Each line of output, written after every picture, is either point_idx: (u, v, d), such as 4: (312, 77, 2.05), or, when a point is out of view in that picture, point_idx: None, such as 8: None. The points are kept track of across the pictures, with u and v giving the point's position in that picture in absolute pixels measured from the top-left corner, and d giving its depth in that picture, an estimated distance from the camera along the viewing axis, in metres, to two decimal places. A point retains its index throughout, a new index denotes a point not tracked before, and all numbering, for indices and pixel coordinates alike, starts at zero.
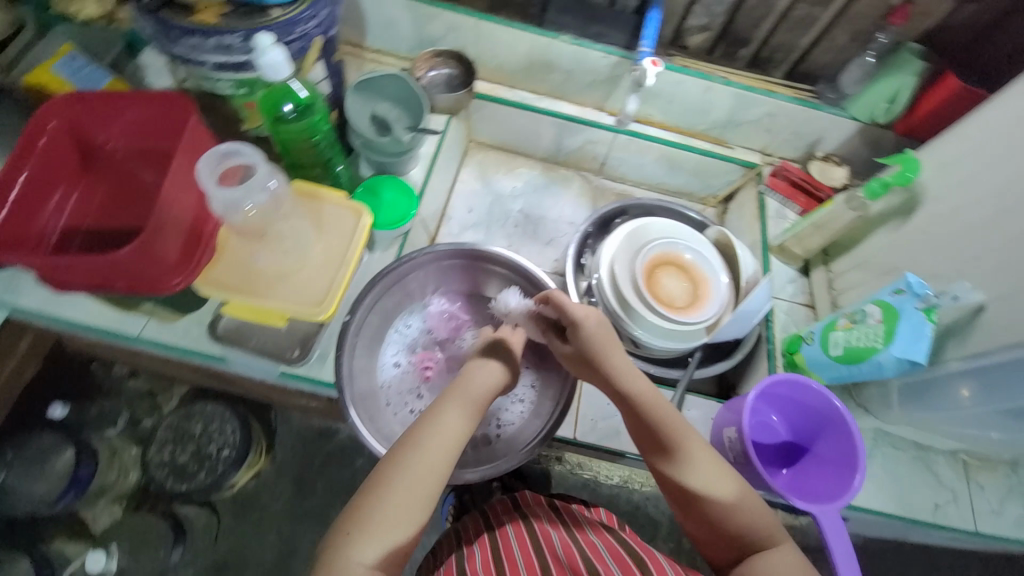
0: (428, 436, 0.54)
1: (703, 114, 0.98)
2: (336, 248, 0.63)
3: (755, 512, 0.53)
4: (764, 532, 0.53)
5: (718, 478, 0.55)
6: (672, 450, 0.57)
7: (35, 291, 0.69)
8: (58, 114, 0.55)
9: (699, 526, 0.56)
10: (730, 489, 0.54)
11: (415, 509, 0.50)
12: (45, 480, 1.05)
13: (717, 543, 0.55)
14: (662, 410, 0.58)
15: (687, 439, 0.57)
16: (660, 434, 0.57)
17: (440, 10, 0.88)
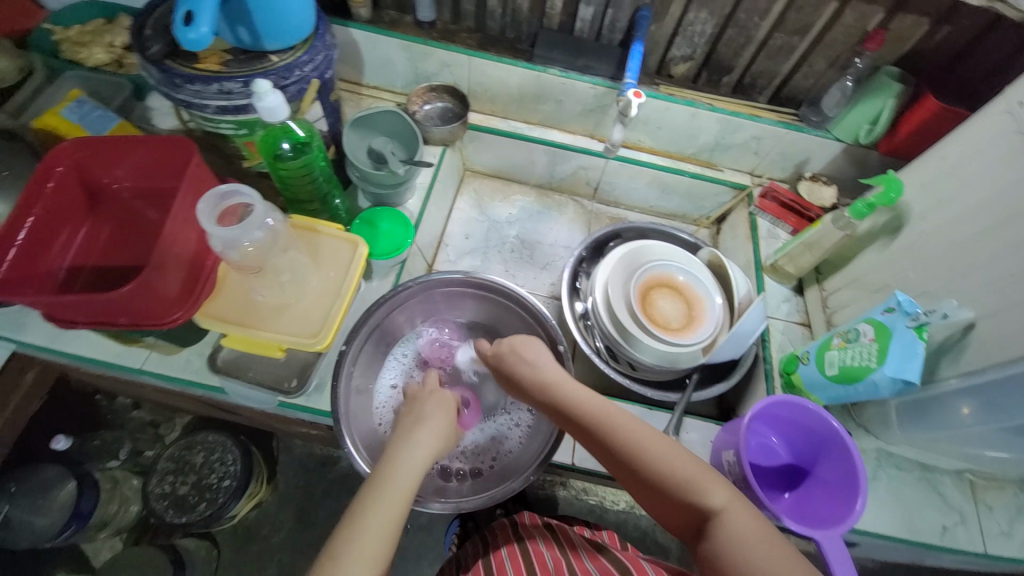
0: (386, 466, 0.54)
1: (691, 139, 1.00)
2: (332, 281, 0.64)
3: (695, 475, 0.51)
4: (712, 492, 0.50)
5: (651, 447, 0.54)
6: (605, 435, 0.57)
7: (40, 327, 0.71)
8: (66, 159, 0.58)
9: (658, 504, 0.53)
10: (664, 454, 0.53)
11: (383, 544, 0.48)
12: (45, 514, 1.04)
13: (677, 517, 0.52)
14: (586, 401, 0.60)
15: (616, 419, 0.57)
16: (590, 424, 0.58)
17: (433, 48, 0.92)
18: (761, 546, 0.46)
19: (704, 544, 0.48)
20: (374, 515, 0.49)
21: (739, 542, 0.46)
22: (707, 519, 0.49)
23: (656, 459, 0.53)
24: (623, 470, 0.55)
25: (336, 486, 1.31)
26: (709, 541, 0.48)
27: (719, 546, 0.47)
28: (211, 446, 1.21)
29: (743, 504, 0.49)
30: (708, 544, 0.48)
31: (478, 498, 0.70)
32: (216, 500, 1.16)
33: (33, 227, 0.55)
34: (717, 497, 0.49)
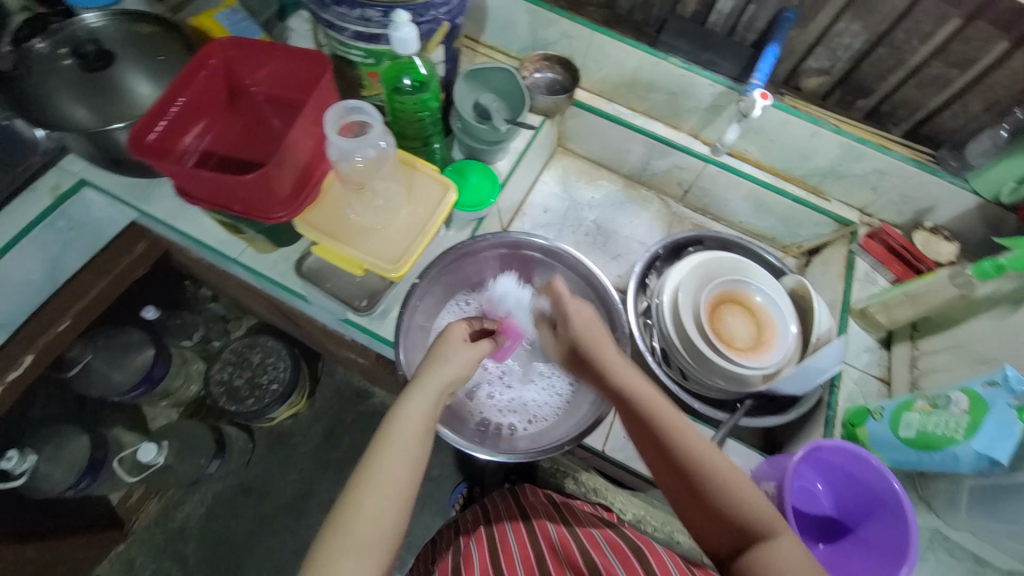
0: (399, 422, 0.57)
1: (804, 160, 0.94)
2: (420, 216, 0.67)
3: (747, 494, 0.52)
4: (764, 515, 0.51)
5: (712, 457, 0.54)
6: (655, 429, 0.56)
7: (162, 203, 0.81)
8: (219, 55, 0.64)
9: (697, 512, 0.54)
10: (723, 467, 0.53)
11: (392, 498, 0.52)
12: (123, 370, 1.17)
13: (713, 530, 0.53)
14: (647, 395, 0.58)
15: (677, 422, 0.56)
16: (648, 418, 0.57)
17: (557, 17, 0.91)
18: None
19: (742, 561, 0.50)
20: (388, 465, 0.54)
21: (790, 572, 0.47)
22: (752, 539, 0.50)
23: (714, 469, 0.53)
24: (671, 471, 0.55)
25: (363, 419, 1.50)
26: (750, 562, 0.49)
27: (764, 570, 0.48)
28: (268, 350, 1.35)
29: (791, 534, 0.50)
30: (750, 565, 0.49)
31: (505, 453, 0.71)
32: (262, 399, 1.30)
33: (181, 108, 0.62)
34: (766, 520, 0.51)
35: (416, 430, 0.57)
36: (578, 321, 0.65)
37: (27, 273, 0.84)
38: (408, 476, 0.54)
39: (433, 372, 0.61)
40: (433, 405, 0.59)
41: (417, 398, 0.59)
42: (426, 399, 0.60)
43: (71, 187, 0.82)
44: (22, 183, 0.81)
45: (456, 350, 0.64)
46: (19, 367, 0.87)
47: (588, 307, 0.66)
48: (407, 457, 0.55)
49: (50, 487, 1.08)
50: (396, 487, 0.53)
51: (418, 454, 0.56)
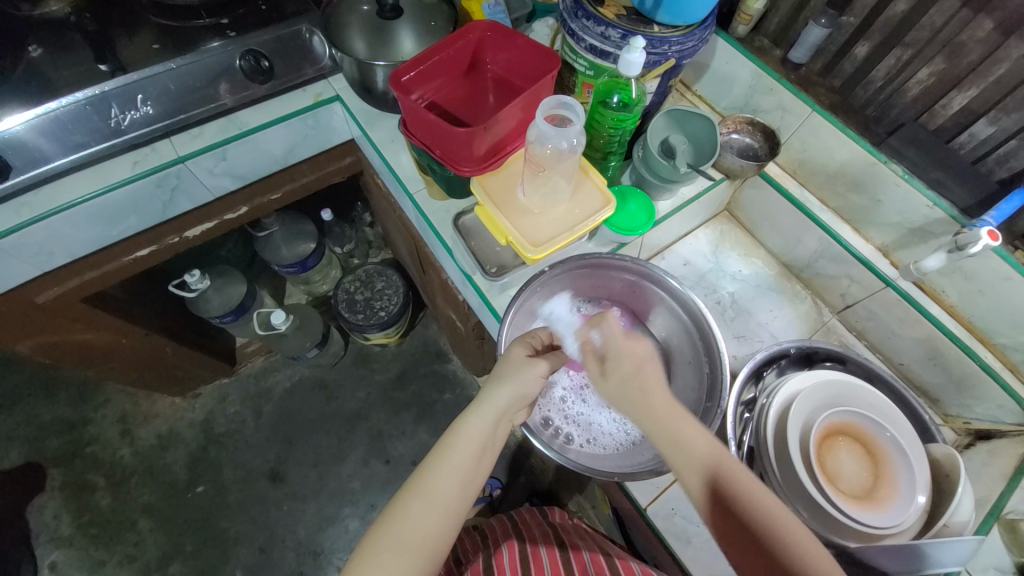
0: (458, 440, 0.64)
1: (1015, 327, 0.78)
2: (574, 216, 0.72)
3: (820, 558, 0.51)
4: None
5: (782, 517, 0.54)
6: (745, 508, 0.54)
7: (380, 132, 0.98)
8: (478, 31, 0.76)
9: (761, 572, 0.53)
10: (795, 527, 0.53)
11: (435, 510, 0.59)
12: (291, 250, 1.43)
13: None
14: (713, 450, 0.58)
15: (745, 482, 0.56)
16: (717, 478, 0.56)
17: (780, 87, 0.90)
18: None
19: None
20: (438, 479, 0.61)
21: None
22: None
23: (791, 542, 0.52)
24: (757, 553, 0.53)
25: (434, 376, 1.62)
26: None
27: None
28: (390, 282, 1.53)
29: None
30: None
31: (556, 451, 0.71)
32: (369, 319, 1.48)
33: (433, 63, 0.75)
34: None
35: (472, 447, 0.64)
36: (631, 357, 0.66)
37: (272, 148, 1.05)
38: (454, 493, 0.61)
39: (497, 392, 0.67)
40: (490, 426, 0.65)
41: (477, 419, 0.65)
42: (485, 423, 0.65)
43: (328, 99, 1.03)
44: (298, 82, 1.01)
45: (522, 372, 0.68)
46: (234, 212, 1.13)
47: (644, 345, 0.66)
48: (461, 468, 0.62)
49: (205, 309, 1.35)
50: (440, 499, 0.60)
51: (466, 474, 0.62)
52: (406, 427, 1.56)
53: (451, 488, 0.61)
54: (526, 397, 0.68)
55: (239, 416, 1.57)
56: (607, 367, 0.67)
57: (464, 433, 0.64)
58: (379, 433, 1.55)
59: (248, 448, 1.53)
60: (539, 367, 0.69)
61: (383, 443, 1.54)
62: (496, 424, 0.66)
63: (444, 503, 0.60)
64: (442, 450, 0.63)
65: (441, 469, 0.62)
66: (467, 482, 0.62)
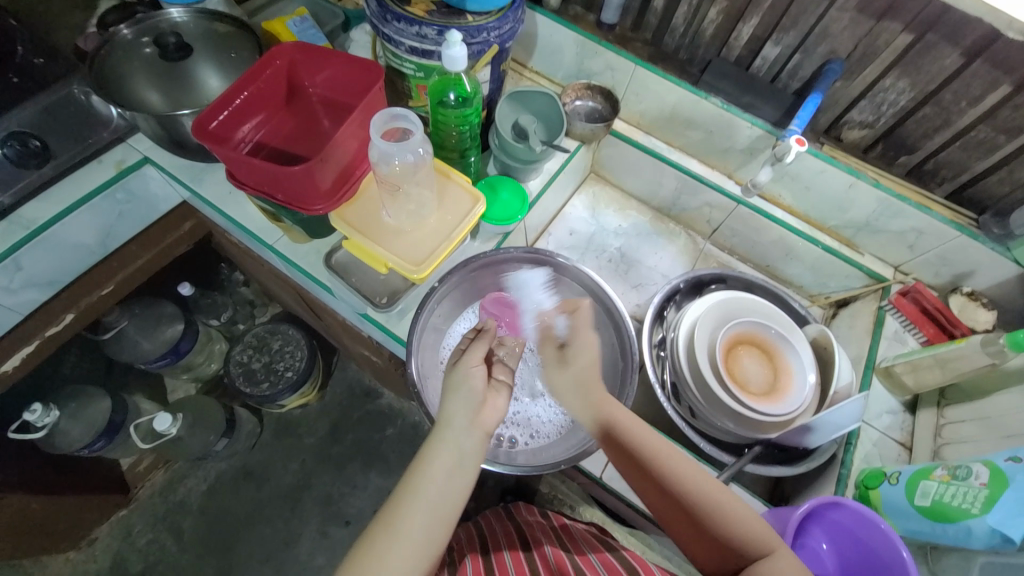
0: (428, 462, 0.58)
1: (840, 211, 0.93)
2: (448, 223, 0.70)
3: (743, 517, 0.56)
4: (756, 536, 0.55)
5: (704, 487, 0.58)
6: (658, 468, 0.60)
7: (213, 187, 0.87)
8: (284, 56, 0.69)
9: (695, 535, 0.58)
10: (713, 488, 0.58)
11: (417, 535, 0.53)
12: (153, 339, 1.19)
13: (716, 552, 0.57)
14: (641, 435, 0.63)
15: (670, 460, 0.60)
16: (644, 457, 0.61)
17: (604, 49, 0.94)
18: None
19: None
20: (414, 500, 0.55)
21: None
22: (737, 548, 0.55)
23: (700, 492, 0.58)
24: (673, 500, 0.59)
25: (369, 417, 1.52)
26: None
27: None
28: (288, 339, 1.38)
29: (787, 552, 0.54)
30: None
31: (504, 464, 0.71)
32: (276, 385, 1.32)
33: (242, 101, 0.67)
34: (747, 534, 0.55)
35: (439, 472, 0.57)
36: (585, 345, 0.70)
37: (81, 237, 0.89)
38: (434, 516, 0.55)
39: (455, 404, 0.62)
40: (465, 446, 0.60)
41: (440, 444, 0.59)
42: (461, 440, 0.60)
43: (135, 163, 0.88)
44: (88, 153, 0.85)
45: (465, 368, 0.64)
46: (58, 324, 0.93)
47: (594, 346, 0.70)
48: (439, 487, 0.56)
49: (65, 444, 1.09)
50: (414, 535, 0.53)
51: (445, 493, 0.56)
52: (356, 480, 1.44)
53: (428, 509, 0.55)
54: (478, 399, 0.63)
55: (157, 544, 1.34)
56: (565, 354, 0.70)
57: (438, 454, 0.58)
58: (328, 497, 1.41)
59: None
60: (469, 360, 0.65)
61: (337, 506, 1.41)
62: (477, 444, 0.61)
63: (416, 539, 0.53)
64: (407, 482, 0.57)
65: (410, 501, 0.55)
66: (444, 506, 0.56)
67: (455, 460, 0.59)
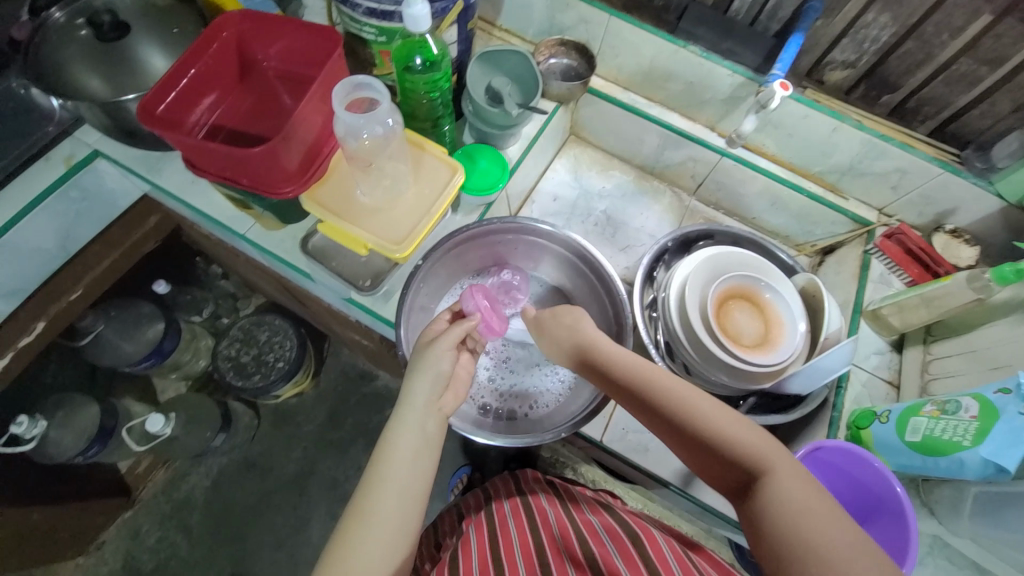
0: (392, 450, 0.57)
1: (824, 156, 0.91)
2: (426, 197, 0.67)
3: (744, 432, 0.53)
4: (761, 452, 0.51)
5: (703, 408, 0.55)
6: (653, 396, 0.58)
7: (174, 177, 0.82)
8: (230, 28, 0.64)
9: (703, 462, 0.55)
10: (712, 408, 0.55)
11: (390, 524, 0.53)
12: (134, 342, 1.14)
13: (722, 473, 0.54)
14: (642, 369, 0.61)
15: (664, 386, 0.58)
16: (641, 390, 0.59)
17: (576, 0, 0.89)
18: (814, 501, 0.47)
19: (753, 499, 0.50)
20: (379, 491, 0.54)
21: (790, 496, 0.48)
22: (743, 464, 0.52)
23: (700, 413, 0.55)
24: (671, 426, 0.57)
25: (367, 400, 1.52)
26: (760, 498, 0.49)
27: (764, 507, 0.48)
28: (275, 329, 1.35)
29: (792, 470, 0.50)
30: (759, 501, 0.49)
31: (506, 437, 0.71)
32: (268, 377, 1.30)
33: (191, 79, 0.62)
34: (752, 447, 0.52)
35: (408, 459, 0.56)
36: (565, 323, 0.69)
37: (39, 240, 0.84)
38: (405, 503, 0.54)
39: (414, 387, 0.61)
40: (423, 428, 0.59)
41: (404, 429, 0.58)
42: (415, 423, 0.59)
43: (85, 157, 0.82)
44: (34, 150, 0.80)
45: (427, 353, 0.63)
46: (30, 334, 0.90)
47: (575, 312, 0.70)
48: (403, 473, 0.55)
49: (59, 453, 1.07)
50: (390, 520, 0.53)
51: (412, 479, 0.56)
52: (359, 461, 1.45)
53: (396, 497, 0.54)
54: (442, 379, 0.63)
55: (166, 541, 1.34)
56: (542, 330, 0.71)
57: (400, 439, 0.58)
58: (334, 480, 1.42)
59: (193, 569, 1.32)
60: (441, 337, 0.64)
61: (343, 489, 1.42)
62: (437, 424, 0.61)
63: (388, 525, 0.52)
64: (375, 470, 0.55)
65: (380, 488, 0.54)
66: (413, 489, 0.55)
67: (420, 441, 0.58)
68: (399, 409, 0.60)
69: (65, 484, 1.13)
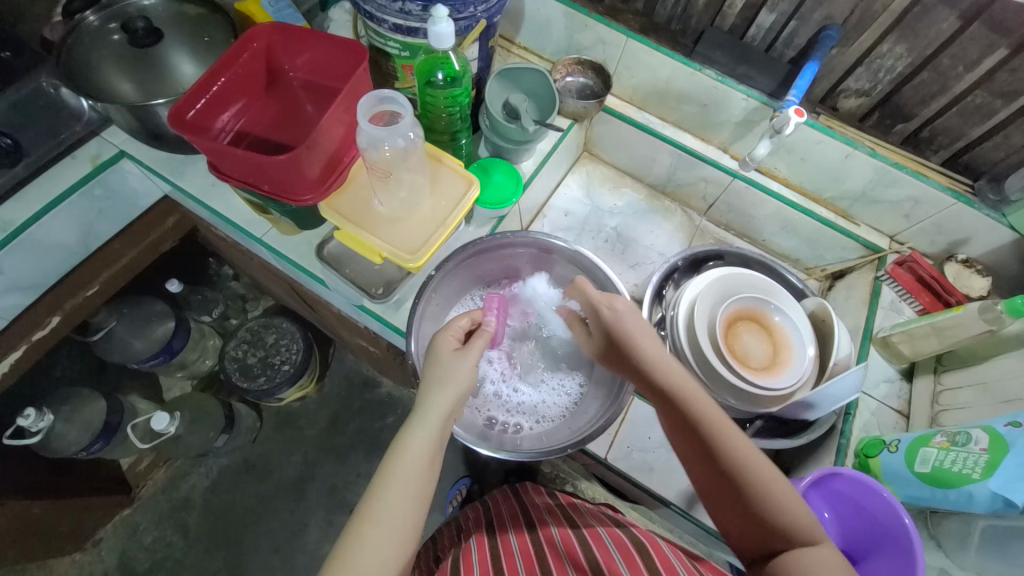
0: (408, 449, 0.56)
1: (836, 181, 0.92)
2: (441, 209, 0.68)
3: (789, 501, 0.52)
4: (801, 522, 0.52)
5: (755, 465, 0.54)
6: (707, 437, 0.55)
7: (195, 180, 0.84)
8: (261, 39, 0.65)
9: (731, 512, 0.55)
10: (763, 466, 0.54)
11: (402, 522, 0.51)
12: (145, 339, 1.16)
13: (750, 529, 0.54)
14: (704, 408, 0.56)
15: (721, 429, 0.55)
16: (695, 425, 0.56)
17: (594, 22, 0.91)
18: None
19: (779, 560, 0.51)
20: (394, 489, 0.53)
21: (822, 572, 0.49)
22: (776, 530, 0.52)
23: (749, 470, 0.53)
24: (716, 474, 0.55)
25: (370, 406, 1.52)
26: (787, 563, 0.51)
27: (799, 572, 0.49)
28: (283, 332, 1.36)
29: (831, 544, 0.52)
30: (785, 568, 0.51)
31: (510, 451, 0.71)
32: (274, 379, 1.31)
33: (220, 87, 0.64)
34: (792, 519, 0.52)
35: (424, 459, 0.56)
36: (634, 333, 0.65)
37: (60, 236, 0.86)
38: (417, 503, 0.53)
39: (435, 394, 0.61)
40: (440, 430, 0.59)
41: (421, 429, 0.58)
42: (433, 425, 0.59)
43: (111, 157, 0.84)
44: (62, 148, 0.82)
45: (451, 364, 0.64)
46: (44, 328, 0.91)
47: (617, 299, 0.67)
48: (419, 473, 0.55)
49: (63, 448, 1.07)
50: (402, 523, 0.51)
51: (427, 480, 0.55)
52: (359, 468, 1.44)
53: (410, 496, 0.53)
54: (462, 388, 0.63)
55: (163, 541, 1.34)
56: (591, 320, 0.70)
57: (416, 438, 0.57)
58: (332, 487, 1.42)
59: (188, 570, 1.31)
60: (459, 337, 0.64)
61: (342, 495, 1.41)
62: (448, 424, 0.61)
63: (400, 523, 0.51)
64: (388, 469, 0.54)
65: (393, 486, 0.53)
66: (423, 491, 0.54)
67: (434, 444, 0.57)
68: (418, 411, 0.60)
69: (67, 479, 1.13)
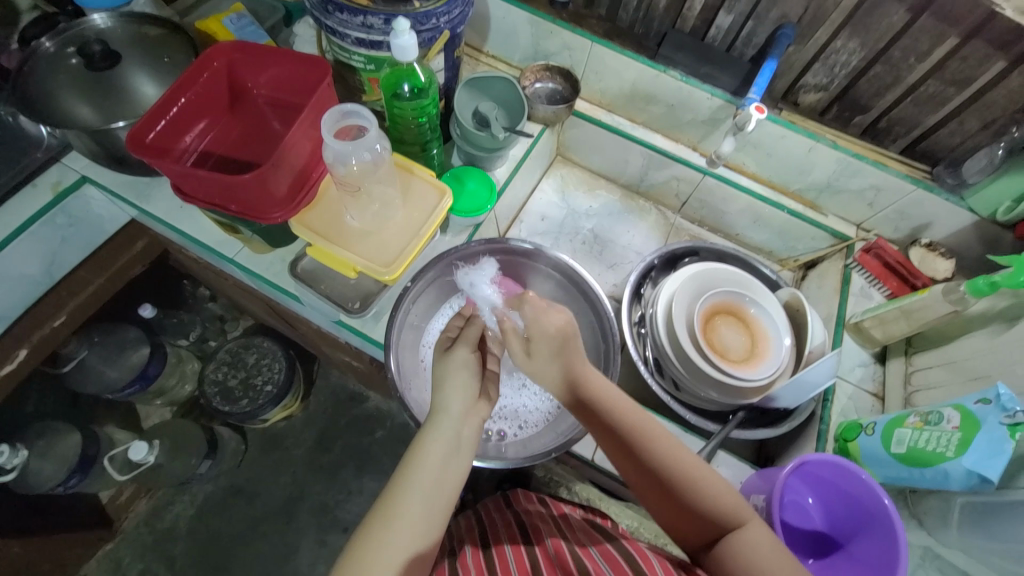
0: (426, 454, 0.55)
1: (803, 173, 0.94)
2: (415, 220, 0.68)
3: (723, 493, 0.57)
4: (736, 511, 0.56)
5: (689, 464, 0.58)
6: (638, 445, 0.59)
7: (162, 202, 0.82)
8: (221, 57, 0.65)
9: (673, 510, 0.59)
10: (698, 465, 0.58)
11: (418, 523, 0.51)
12: (119, 367, 1.13)
13: (692, 523, 0.58)
14: (626, 414, 0.60)
15: (652, 432, 0.59)
16: (626, 434, 0.59)
17: (559, 28, 0.92)
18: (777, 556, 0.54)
19: (720, 549, 0.56)
20: (408, 493, 0.53)
21: (761, 552, 0.54)
22: (716, 523, 0.57)
23: (685, 471, 0.57)
24: (654, 477, 0.58)
25: (358, 422, 1.49)
26: (727, 549, 0.55)
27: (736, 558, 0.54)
28: (264, 352, 1.33)
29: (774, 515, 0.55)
30: (726, 552, 0.55)
31: (495, 459, 0.71)
32: (257, 401, 1.28)
33: (181, 108, 0.63)
34: (729, 511, 0.56)
35: (436, 463, 0.55)
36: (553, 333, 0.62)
37: (23, 267, 0.83)
38: (435, 502, 0.53)
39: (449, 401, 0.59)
40: (454, 437, 0.58)
41: (435, 435, 0.57)
42: (446, 430, 0.58)
43: (73, 183, 0.82)
44: (22, 177, 0.80)
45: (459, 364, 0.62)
46: (11, 362, 0.87)
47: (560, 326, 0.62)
48: (430, 480, 0.54)
49: (38, 484, 1.03)
50: (417, 525, 0.51)
51: (439, 484, 0.54)
52: (350, 486, 1.41)
53: (426, 499, 0.53)
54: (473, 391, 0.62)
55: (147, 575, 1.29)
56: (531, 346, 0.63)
57: (432, 444, 0.56)
58: (323, 506, 1.39)
59: None
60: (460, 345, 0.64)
61: (333, 514, 1.38)
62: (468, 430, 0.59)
63: (414, 524, 0.51)
64: (400, 475, 0.54)
65: (406, 489, 0.53)
66: (444, 488, 0.55)
67: (451, 447, 0.57)
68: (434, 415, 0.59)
69: (42, 517, 1.09)
